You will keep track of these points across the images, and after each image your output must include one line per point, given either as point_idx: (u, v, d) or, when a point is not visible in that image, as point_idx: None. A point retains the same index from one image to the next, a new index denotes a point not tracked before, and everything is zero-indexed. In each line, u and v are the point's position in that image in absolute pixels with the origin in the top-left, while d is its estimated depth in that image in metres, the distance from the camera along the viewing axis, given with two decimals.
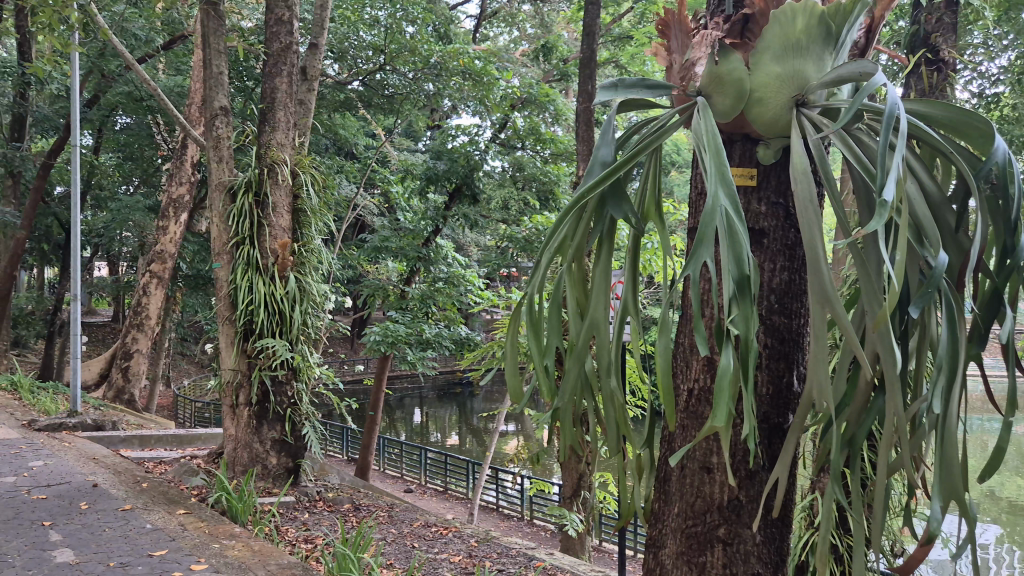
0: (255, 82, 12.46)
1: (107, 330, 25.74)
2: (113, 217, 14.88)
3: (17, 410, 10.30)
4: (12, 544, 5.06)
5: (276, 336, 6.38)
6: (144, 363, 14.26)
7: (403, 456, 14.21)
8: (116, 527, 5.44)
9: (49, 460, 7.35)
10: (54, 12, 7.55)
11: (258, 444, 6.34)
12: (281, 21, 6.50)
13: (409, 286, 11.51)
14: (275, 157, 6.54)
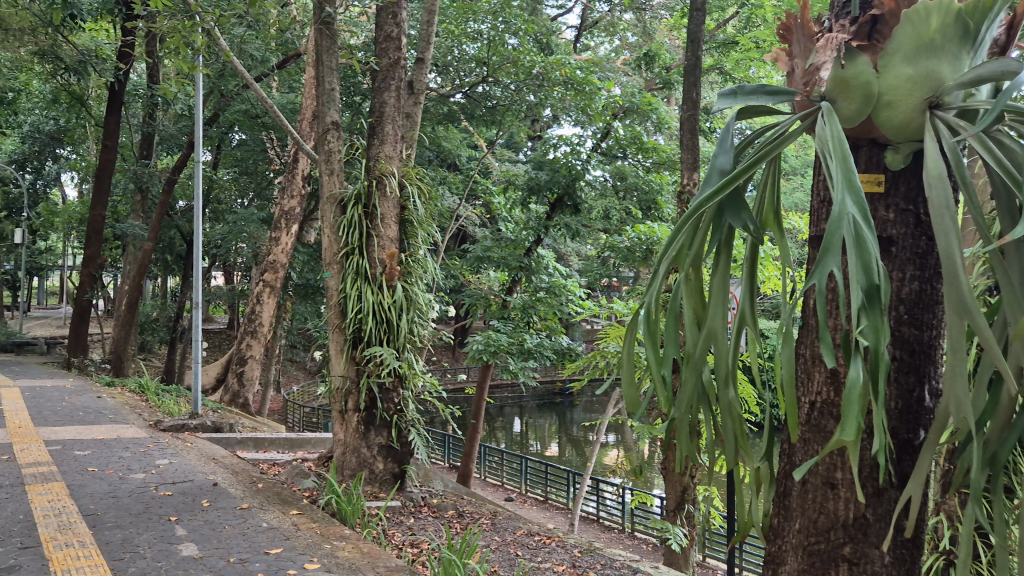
0: (363, 97, 12.87)
1: (224, 337, 26.99)
2: (230, 228, 15.62)
3: (145, 411, 10.93)
4: (143, 537, 5.36)
5: (383, 344, 6.51)
6: (257, 368, 14.80)
7: (504, 464, 14.29)
8: (235, 525, 5.68)
9: (174, 459, 7.76)
10: (182, 36, 8.04)
11: (366, 450, 6.51)
12: (388, 38, 6.71)
13: (511, 296, 11.62)
14: (383, 170, 6.73)
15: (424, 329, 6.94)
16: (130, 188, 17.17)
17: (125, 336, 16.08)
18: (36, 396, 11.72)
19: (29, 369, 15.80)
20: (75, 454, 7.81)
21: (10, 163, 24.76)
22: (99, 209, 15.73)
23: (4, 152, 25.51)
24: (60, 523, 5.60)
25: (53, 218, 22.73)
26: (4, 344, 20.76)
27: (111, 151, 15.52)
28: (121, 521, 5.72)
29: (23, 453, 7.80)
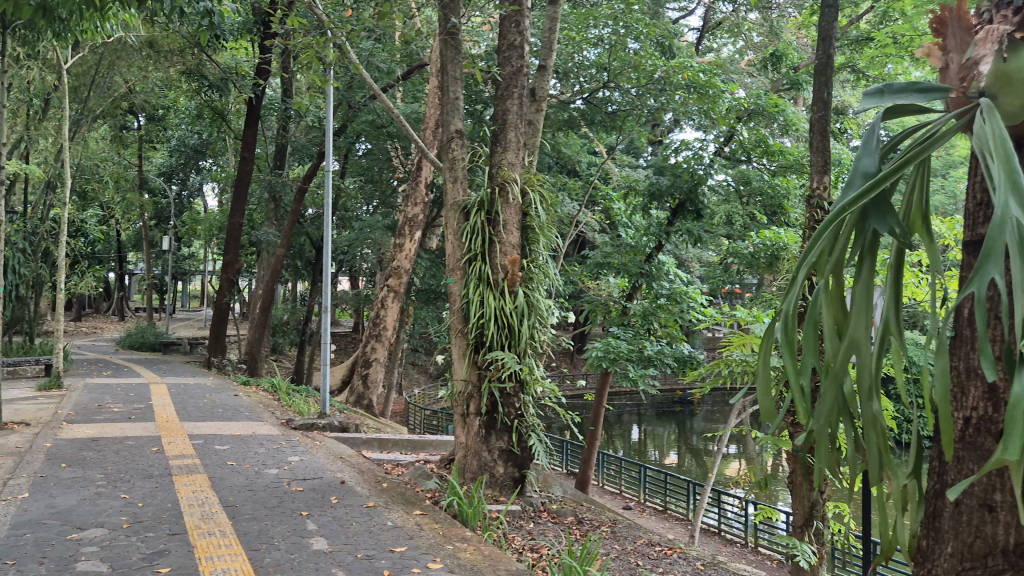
0: (485, 105, 13.11)
1: (350, 339, 28.00)
2: (356, 235, 16.21)
3: (277, 409, 11.45)
4: (278, 529, 5.62)
5: (505, 349, 6.56)
6: (381, 371, 15.16)
7: (623, 472, 14.13)
8: (362, 522, 5.87)
9: (304, 456, 8.09)
10: (315, 51, 8.43)
11: (486, 453, 6.59)
12: (512, 46, 6.85)
13: (630, 302, 11.52)
14: (505, 176, 6.81)
15: (545, 334, 6.88)
16: (265, 197, 18.08)
17: (260, 338, 16.92)
18: (181, 393, 12.48)
19: (174, 368, 16.84)
20: (215, 449, 8.27)
21: (159, 175, 26.58)
22: (237, 218, 16.64)
23: (154, 165, 27.40)
24: (204, 513, 5.95)
25: (196, 227, 24.21)
26: (152, 344, 22.26)
27: (249, 162, 16.41)
28: (258, 513, 6.01)
29: (170, 446, 8.33)
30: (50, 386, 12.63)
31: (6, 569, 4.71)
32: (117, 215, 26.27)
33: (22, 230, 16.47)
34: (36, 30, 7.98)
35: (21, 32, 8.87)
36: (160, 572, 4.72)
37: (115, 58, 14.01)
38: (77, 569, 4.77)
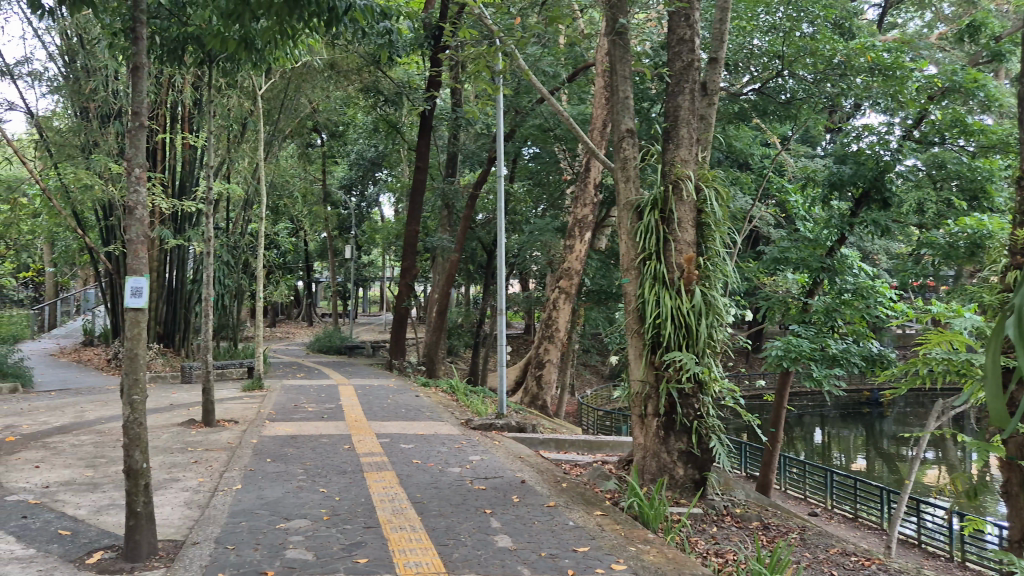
0: (652, 102, 13.03)
1: (521, 341, 28.56)
2: (527, 238, 16.55)
3: (457, 410, 11.87)
4: (464, 526, 5.80)
5: (683, 349, 6.41)
6: (555, 372, 15.25)
7: (808, 477, 13.47)
8: (544, 521, 5.95)
9: (484, 455, 8.32)
10: (486, 61, 8.67)
11: (666, 455, 6.51)
12: (683, 40, 6.74)
13: (811, 299, 11.01)
14: (679, 173, 6.69)
15: (723, 333, 6.67)
16: (439, 204, 18.77)
17: (437, 341, 17.59)
18: (367, 394, 13.19)
19: (359, 371, 17.83)
20: (402, 447, 8.69)
21: (341, 187, 28.23)
22: (414, 226, 17.38)
23: (336, 178, 29.13)
24: (395, 508, 6.26)
25: (375, 235, 25.50)
26: (339, 348, 23.67)
27: (423, 171, 17.14)
28: (445, 509, 6.25)
29: (360, 444, 8.83)
30: (253, 387, 13.73)
31: (226, 555, 5.17)
32: (305, 227, 28.16)
33: (226, 245, 18.02)
34: (237, 61, 8.71)
35: (224, 65, 9.69)
36: (359, 563, 5.01)
37: (300, 81, 14.96)
38: (286, 556, 5.16)
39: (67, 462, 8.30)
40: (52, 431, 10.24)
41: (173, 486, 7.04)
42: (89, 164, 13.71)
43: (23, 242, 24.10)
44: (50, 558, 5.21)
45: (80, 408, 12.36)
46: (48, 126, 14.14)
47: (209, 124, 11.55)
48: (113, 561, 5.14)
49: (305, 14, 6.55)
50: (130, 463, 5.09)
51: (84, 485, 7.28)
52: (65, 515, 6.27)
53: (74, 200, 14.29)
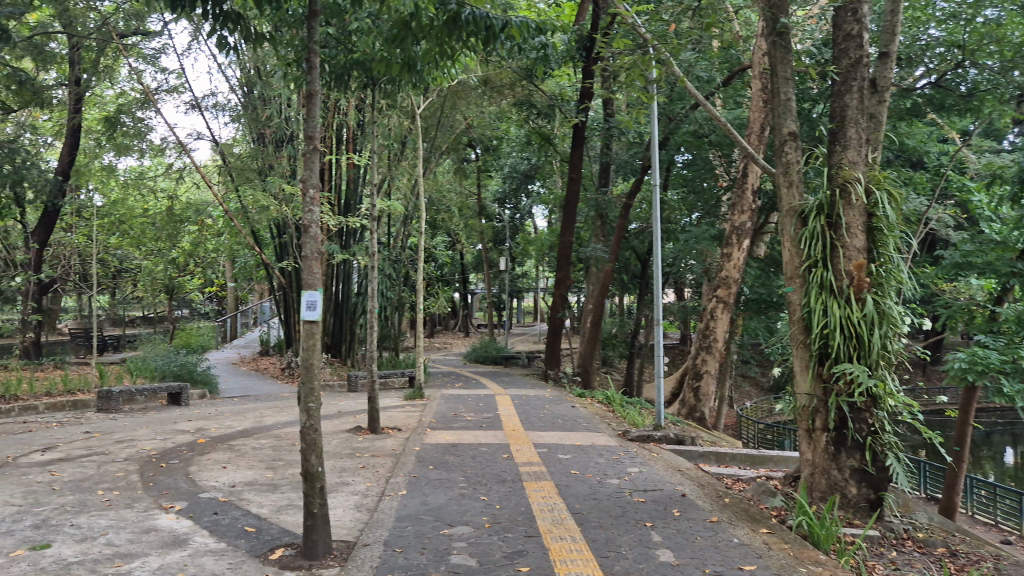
0: (814, 101, 12.56)
1: (677, 352, 28.05)
2: (682, 246, 16.27)
3: (614, 421, 11.81)
4: (624, 539, 5.75)
5: (854, 361, 6.06)
6: (713, 384, 14.82)
7: (999, 501, 12.37)
8: (707, 537, 5.79)
9: (643, 468, 8.21)
10: (640, 70, 8.62)
11: (837, 472, 6.19)
12: (849, 36, 6.44)
13: (1000, 307, 10.15)
14: (847, 176, 6.36)
15: (899, 344, 6.24)
16: (592, 214, 18.81)
17: (592, 351, 17.61)
18: (523, 404, 13.37)
19: (516, 380, 18.12)
20: (559, 457, 8.74)
21: (494, 200, 28.84)
22: (568, 237, 17.51)
23: (490, 192, 29.76)
24: (554, 517, 6.30)
25: (529, 247, 25.83)
26: (495, 358, 24.16)
27: (576, 183, 17.26)
28: (604, 521, 6.21)
29: (518, 453, 8.95)
30: (415, 396, 14.24)
31: (396, 557, 5.39)
32: (461, 240, 29.00)
33: (387, 259, 18.84)
34: (399, 84, 9.12)
35: (386, 87, 10.17)
36: (522, 572, 5.07)
37: (456, 98, 15.41)
38: (451, 561, 5.30)
39: (250, 463, 8.94)
40: (237, 434, 11.05)
41: (344, 490, 7.42)
42: (266, 186, 14.75)
43: (209, 260, 26.22)
44: (238, 552, 5.62)
45: (260, 413, 13.28)
46: (231, 152, 15.37)
47: (373, 144, 12.16)
48: (293, 557, 5.47)
49: (464, 34, 6.79)
50: (307, 467, 5.42)
51: (265, 485, 7.82)
52: (250, 513, 6.75)
53: (253, 219, 15.41)
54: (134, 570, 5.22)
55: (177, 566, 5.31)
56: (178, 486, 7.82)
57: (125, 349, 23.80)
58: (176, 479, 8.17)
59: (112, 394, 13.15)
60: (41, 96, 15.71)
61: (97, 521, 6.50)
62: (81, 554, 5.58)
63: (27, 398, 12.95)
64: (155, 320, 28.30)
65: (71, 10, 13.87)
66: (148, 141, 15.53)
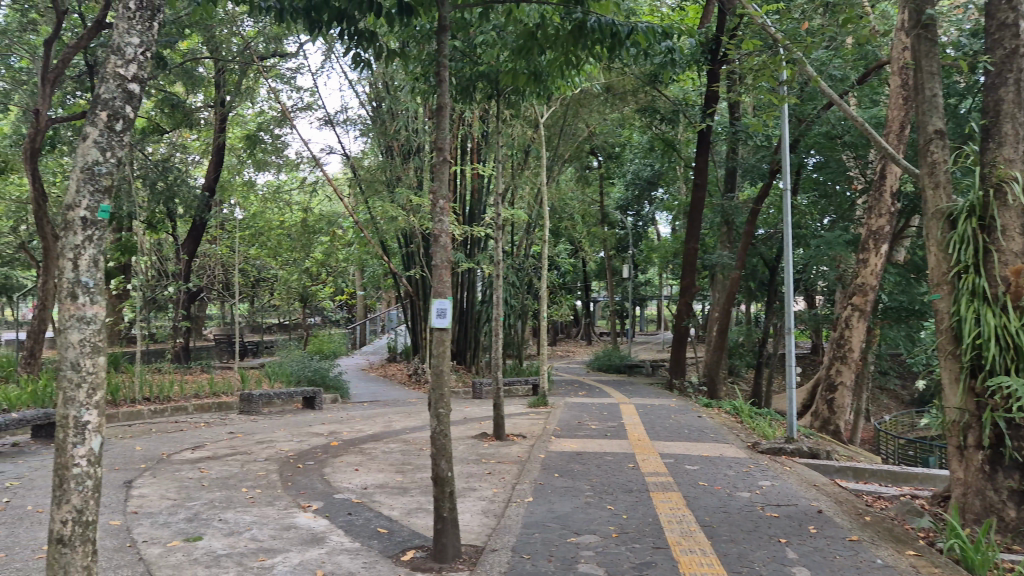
0: (960, 96, 11.84)
1: (810, 363, 26.98)
2: (814, 252, 15.66)
3: (743, 432, 11.47)
4: (758, 554, 5.57)
5: (1011, 374, 5.64)
6: (849, 396, 14.12)
7: None
8: (847, 557, 5.53)
9: (775, 481, 7.93)
10: (770, 71, 8.35)
11: (992, 493, 5.78)
12: (1004, 25, 6.05)
13: None
14: (1002, 175, 5.94)
15: None
16: (718, 220, 18.41)
17: (718, 360, 17.19)
18: (648, 413, 13.18)
19: (639, 389, 17.91)
20: (687, 468, 8.58)
21: (616, 208, 28.68)
22: (693, 244, 17.21)
23: (612, 199, 29.58)
24: (683, 530, 6.17)
25: (652, 255, 25.49)
26: (618, 366, 23.98)
27: (702, 188, 16.95)
28: (736, 536, 6.04)
29: (644, 463, 8.84)
30: (539, 404, 14.31)
31: (524, 564, 5.42)
32: (584, 248, 29.00)
33: (511, 267, 19.03)
34: (523, 93, 9.23)
35: (510, 97, 10.28)
36: None
37: (578, 105, 15.41)
38: (579, 570, 5.29)
39: (380, 467, 9.22)
40: (367, 437, 11.44)
41: (471, 495, 7.53)
42: (394, 197, 15.21)
43: (340, 269, 27.31)
44: (372, 552, 5.81)
45: (389, 418, 13.68)
46: (361, 165, 15.99)
47: (497, 154, 12.38)
48: (424, 560, 5.60)
49: (589, 42, 6.81)
50: (437, 471, 5.53)
51: (396, 488, 8.05)
52: (382, 515, 6.96)
53: (382, 230, 15.92)
54: (277, 564, 5.49)
55: (316, 563, 5.55)
56: (315, 486, 8.16)
57: (264, 354, 25.11)
58: (312, 479, 8.53)
59: (253, 397, 13.89)
60: (190, 117, 16.84)
61: (242, 516, 6.87)
62: (229, 547, 5.91)
63: (178, 399, 13.86)
64: (290, 326, 29.73)
65: (217, 36, 14.81)
66: (284, 156, 16.35)
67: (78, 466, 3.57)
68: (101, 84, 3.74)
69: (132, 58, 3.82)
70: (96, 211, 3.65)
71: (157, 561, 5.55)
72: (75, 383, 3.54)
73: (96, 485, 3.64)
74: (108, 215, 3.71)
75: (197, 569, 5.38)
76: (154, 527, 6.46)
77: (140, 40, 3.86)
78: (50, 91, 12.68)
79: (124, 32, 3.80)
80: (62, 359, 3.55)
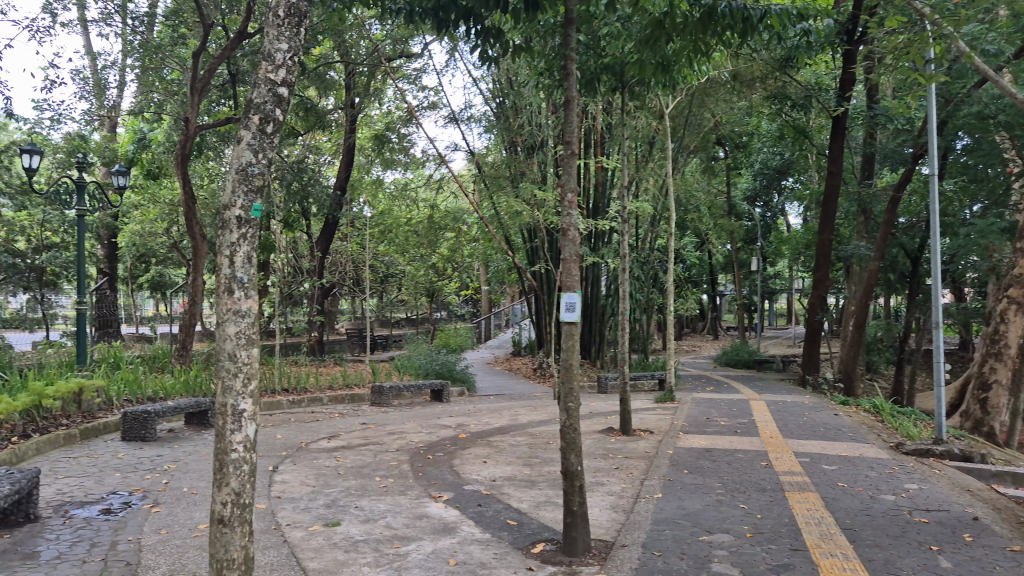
0: None
1: (958, 360, 25.30)
2: (963, 241, 14.68)
3: (884, 432, 10.90)
4: (906, 561, 5.28)
5: None
6: (1004, 396, 13.13)
7: None
8: (1008, 568, 5.15)
9: (923, 485, 7.49)
10: (916, 49, 7.88)
11: None
12: None
13: None
14: None
15: None
16: (854, 209, 17.57)
17: (855, 356, 16.39)
18: (780, 410, 12.74)
19: (771, 386, 17.33)
20: (825, 468, 8.23)
21: (744, 199, 27.88)
22: (827, 235, 16.51)
23: (739, 190, 28.77)
24: (822, 532, 5.92)
25: (782, 246, 24.59)
26: (747, 362, 23.30)
27: (837, 176, 16.23)
28: (880, 541, 5.74)
29: (779, 461, 8.55)
30: (665, 399, 14.07)
31: (655, 561, 5.35)
32: (710, 240, 28.33)
33: (636, 261, 18.82)
34: (649, 85, 9.10)
35: (635, 88, 10.13)
36: None
37: (704, 95, 14.82)
38: (713, 569, 5.17)
39: (508, 459, 9.33)
40: (494, 431, 11.58)
41: (599, 490, 7.49)
42: (518, 192, 15.31)
43: (465, 265, 27.84)
44: (502, 544, 5.88)
45: (515, 411, 13.82)
46: (485, 162, 16.23)
47: (622, 146, 12.28)
48: (554, 553, 5.61)
49: (719, 29, 6.64)
50: (566, 465, 5.53)
51: (524, 481, 8.12)
52: (511, 507, 7.04)
53: (506, 225, 16.06)
54: (411, 552, 5.64)
55: (448, 552, 5.66)
56: (445, 477, 8.35)
57: (393, 348, 25.89)
58: (442, 470, 8.72)
59: (384, 389, 14.34)
60: (322, 120, 17.57)
61: (376, 504, 7.11)
62: (365, 533, 6.13)
63: (314, 390, 14.50)
64: (417, 321, 30.56)
65: (347, 41, 15.34)
66: (411, 155, 16.81)
67: (235, 451, 3.78)
68: (254, 89, 3.94)
69: (281, 63, 4.00)
70: (249, 209, 3.85)
71: (300, 544, 5.83)
72: (232, 373, 3.75)
73: (252, 470, 3.83)
74: (260, 213, 3.89)
75: (337, 553, 5.62)
76: (296, 511, 6.79)
77: (289, 45, 4.03)
78: (198, 100, 13.50)
79: (274, 38, 4.00)
80: (221, 350, 3.77)
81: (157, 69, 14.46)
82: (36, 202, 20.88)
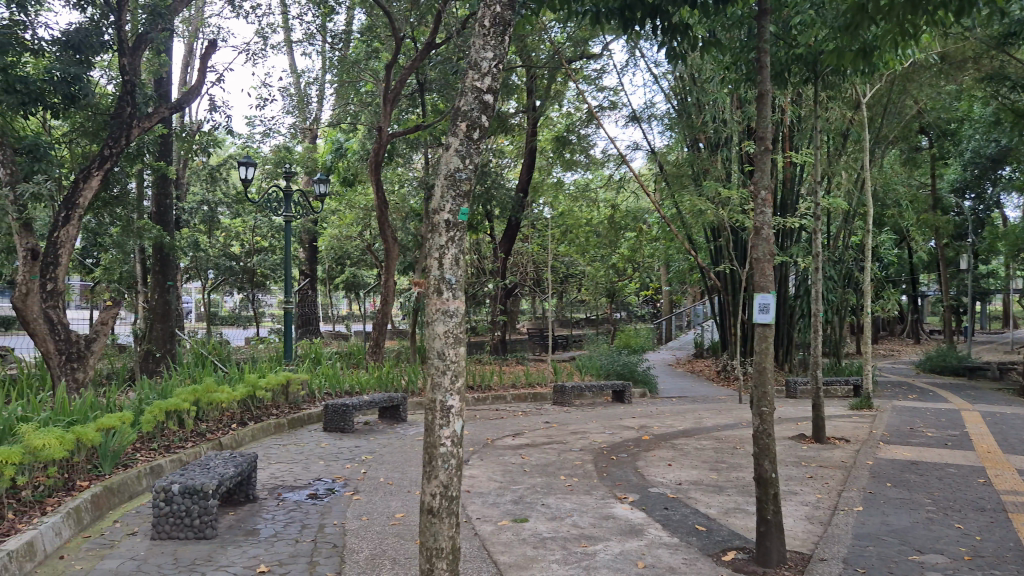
0: None
1: None
2: None
3: None
4: None
5: None
6: None
7: None
8: None
9: None
10: None
11: None
12: None
13: None
14: None
15: None
16: None
17: None
18: (997, 423, 11.60)
19: (985, 395, 15.80)
20: None
21: (951, 191, 25.66)
22: None
23: (945, 181, 26.52)
24: None
25: (997, 242, 22.39)
26: (956, 368, 21.45)
27: None
28: None
29: (999, 479, 7.79)
30: (863, 406, 13.21)
31: None
32: (911, 237, 26.32)
33: (828, 259, 17.82)
34: (846, 73, 8.59)
35: (829, 78, 9.60)
36: None
37: (906, 80, 13.78)
38: None
39: (694, 463, 9.13)
40: (678, 433, 11.37)
41: (793, 499, 7.15)
42: (701, 190, 14.95)
43: (645, 265, 27.55)
44: (692, 549, 5.76)
45: (699, 414, 13.49)
46: (666, 160, 15.98)
47: (815, 138, 11.69)
48: (747, 562, 5.42)
49: (930, 7, 6.14)
50: (762, 472, 5.31)
51: (711, 486, 7.91)
52: (699, 512, 6.88)
53: (689, 224, 15.73)
54: (600, 552, 5.64)
55: (636, 554, 5.62)
56: (629, 478, 8.30)
57: (573, 348, 26.07)
58: (626, 472, 8.67)
59: (565, 389, 14.46)
60: (506, 124, 18.02)
61: (563, 502, 7.18)
62: (553, 530, 6.21)
63: (498, 388, 14.89)
64: (597, 322, 30.57)
65: (529, 44, 15.62)
66: (591, 155, 16.88)
67: (444, 445, 3.95)
68: (461, 98, 4.11)
69: (487, 71, 4.15)
70: (457, 214, 3.99)
71: (490, 538, 6.00)
72: (440, 369, 3.92)
73: (458, 464, 3.98)
74: (467, 217, 4.04)
75: (526, 548, 5.74)
76: (485, 506, 6.99)
77: (494, 54, 4.18)
78: (390, 109, 14.19)
79: (479, 48, 4.16)
80: (430, 348, 3.95)
81: (354, 82, 15.41)
82: (249, 210, 22.84)
